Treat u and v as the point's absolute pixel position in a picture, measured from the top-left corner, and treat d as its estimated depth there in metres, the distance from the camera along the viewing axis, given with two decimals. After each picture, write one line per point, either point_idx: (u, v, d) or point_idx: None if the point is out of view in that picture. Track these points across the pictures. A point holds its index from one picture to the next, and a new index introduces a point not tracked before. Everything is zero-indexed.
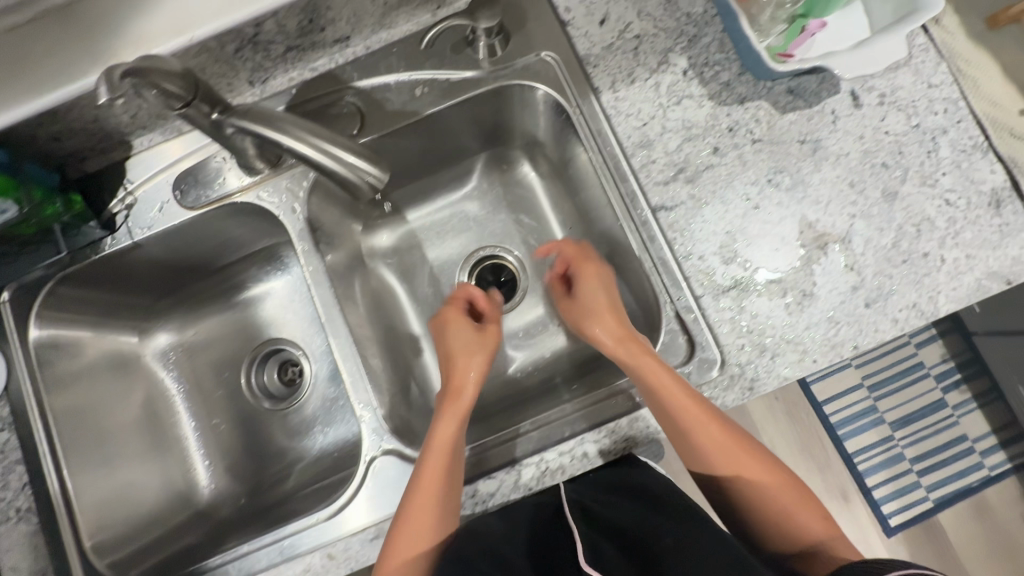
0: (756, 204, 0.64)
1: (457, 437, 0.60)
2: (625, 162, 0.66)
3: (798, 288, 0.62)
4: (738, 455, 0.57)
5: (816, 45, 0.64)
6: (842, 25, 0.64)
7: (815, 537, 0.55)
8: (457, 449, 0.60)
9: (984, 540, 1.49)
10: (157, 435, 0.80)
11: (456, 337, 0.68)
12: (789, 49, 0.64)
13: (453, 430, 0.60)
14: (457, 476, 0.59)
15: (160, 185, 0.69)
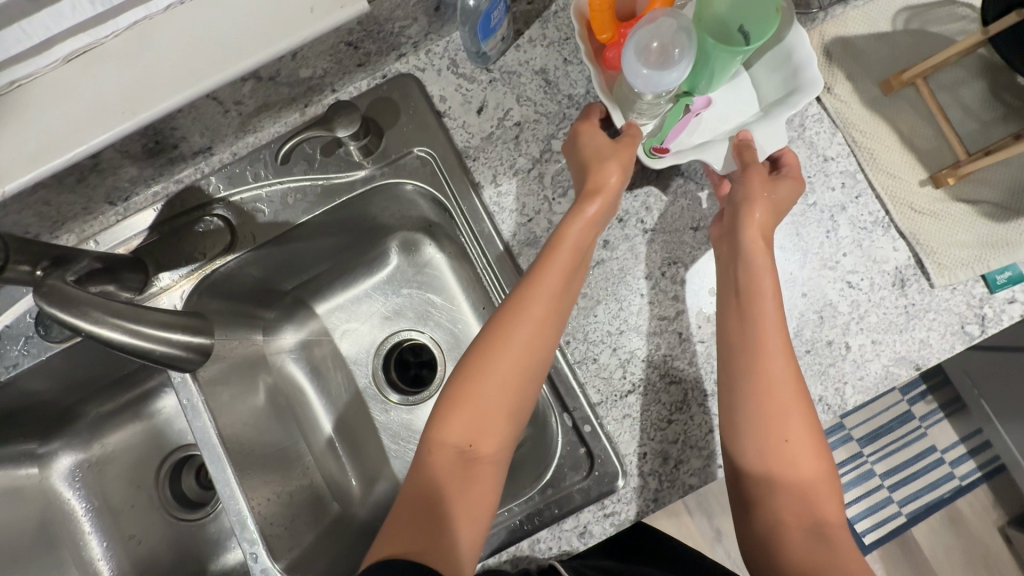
0: (651, 299, 0.61)
1: (542, 345, 0.54)
2: (512, 262, 0.62)
3: (699, 387, 0.59)
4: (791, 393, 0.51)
5: (700, 125, 0.61)
6: (729, 99, 0.61)
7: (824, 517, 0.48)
8: (531, 349, 0.54)
9: (959, 550, 1.47)
10: (60, 565, 0.76)
11: (587, 141, 0.57)
12: (667, 139, 0.60)
13: (530, 339, 0.54)
14: (527, 386, 0.53)
15: (22, 319, 0.65)
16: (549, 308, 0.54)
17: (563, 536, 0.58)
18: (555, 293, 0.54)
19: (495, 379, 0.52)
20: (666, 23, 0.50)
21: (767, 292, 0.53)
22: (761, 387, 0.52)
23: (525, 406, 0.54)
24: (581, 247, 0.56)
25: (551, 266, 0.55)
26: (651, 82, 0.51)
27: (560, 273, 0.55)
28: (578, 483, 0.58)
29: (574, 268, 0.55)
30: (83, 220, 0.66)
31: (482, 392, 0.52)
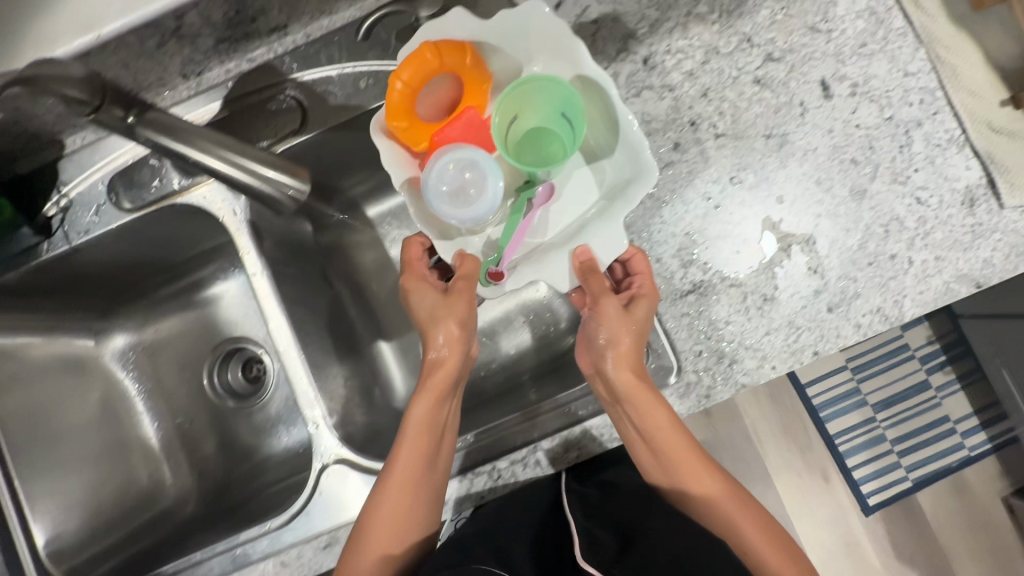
0: (717, 203, 0.61)
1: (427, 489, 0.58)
2: (581, 160, 0.63)
3: (759, 292, 0.60)
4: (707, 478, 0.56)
5: (547, 220, 0.63)
6: (571, 192, 0.63)
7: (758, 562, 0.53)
8: (423, 473, 0.58)
9: (961, 518, 1.50)
10: (117, 436, 0.79)
11: (426, 303, 0.62)
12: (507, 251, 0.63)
13: (419, 442, 0.58)
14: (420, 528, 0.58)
15: (95, 187, 0.66)
16: (425, 467, 0.58)
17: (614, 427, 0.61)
18: (424, 467, 0.58)
19: (388, 528, 0.57)
20: (446, 167, 0.57)
21: (652, 417, 0.55)
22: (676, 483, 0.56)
23: (433, 493, 0.59)
24: (450, 369, 0.60)
25: (418, 433, 0.59)
26: (457, 217, 0.59)
27: (420, 428, 0.59)
28: None
29: (433, 434, 0.59)
30: (157, 94, 0.67)
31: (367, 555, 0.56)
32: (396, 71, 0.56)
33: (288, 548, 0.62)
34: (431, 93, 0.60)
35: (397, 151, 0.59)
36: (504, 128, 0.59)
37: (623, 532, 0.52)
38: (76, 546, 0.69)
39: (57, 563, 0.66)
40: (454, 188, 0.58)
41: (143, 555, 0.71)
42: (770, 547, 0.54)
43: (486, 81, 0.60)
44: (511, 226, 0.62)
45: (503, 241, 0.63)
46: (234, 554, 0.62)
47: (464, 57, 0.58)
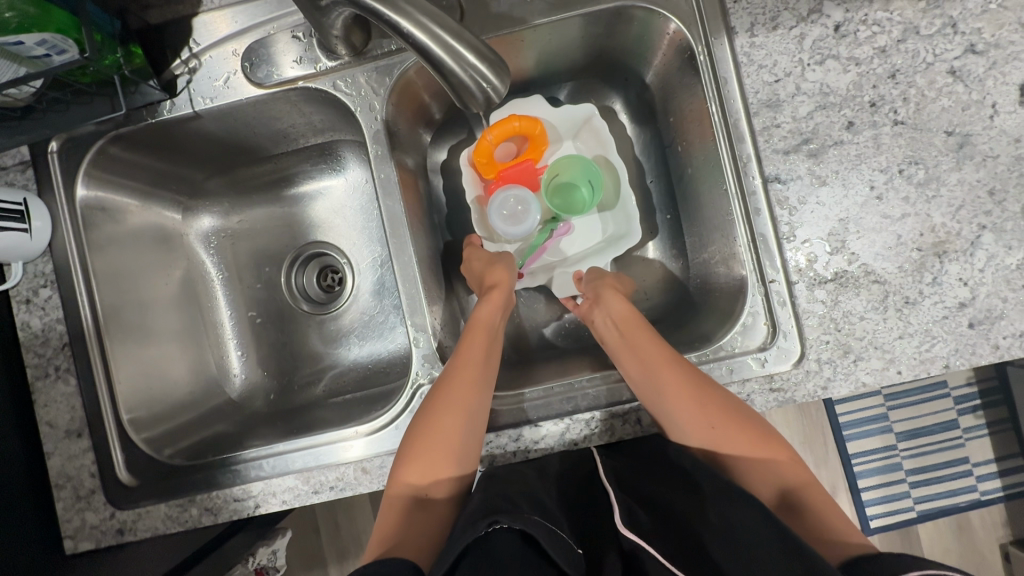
0: (879, 194, 0.58)
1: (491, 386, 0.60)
2: (746, 121, 0.59)
3: (902, 294, 0.58)
4: (696, 383, 0.56)
5: (560, 248, 0.77)
6: (584, 230, 0.77)
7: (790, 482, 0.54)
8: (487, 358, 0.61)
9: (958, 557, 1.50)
10: (194, 315, 0.77)
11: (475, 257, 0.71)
12: (527, 263, 0.76)
13: (487, 326, 0.64)
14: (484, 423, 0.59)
15: (228, 55, 0.63)
16: (485, 361, 0.61)
17: None
18: (484, 362, 0.60)
19: (446, 409, 0.57)
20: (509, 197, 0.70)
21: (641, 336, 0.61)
22: (666, 391, 0.56)
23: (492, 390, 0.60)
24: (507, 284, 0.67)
25: (476, 333, 0.63)
26: (505, 232, 0.71)
27: (480, 331, 0.63)
28: (754, 350, 0.60)
29: (491, 337, 0.63)
30: None
31: (431, 441, 0.56)
32: (488, 128, 0.70)
33: (372, 457, 0.61)
34: (505, 145, 0.73)
35: (472, 175, 0.74)
36: (546, 178, 0.74)
37: (665, 517, 0.49)
38: (153, 417, 0.68)
39: (135, 429, 0.66)
40: (510, 213, 0.70)
41: (212, 437, 0.70)
42: (775, 452, 0.55)
43: (546, 143, 0.74)
44: (534, 246, 0.75)
45: (525, 253, 0.76)
46: (317, 453, 0.62)
47: (539, 125, 0.72)
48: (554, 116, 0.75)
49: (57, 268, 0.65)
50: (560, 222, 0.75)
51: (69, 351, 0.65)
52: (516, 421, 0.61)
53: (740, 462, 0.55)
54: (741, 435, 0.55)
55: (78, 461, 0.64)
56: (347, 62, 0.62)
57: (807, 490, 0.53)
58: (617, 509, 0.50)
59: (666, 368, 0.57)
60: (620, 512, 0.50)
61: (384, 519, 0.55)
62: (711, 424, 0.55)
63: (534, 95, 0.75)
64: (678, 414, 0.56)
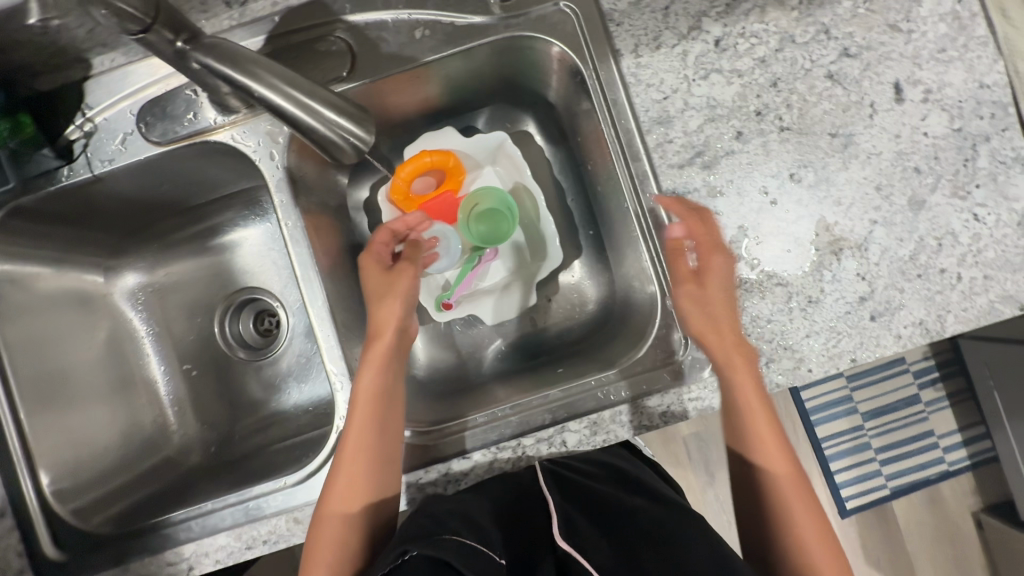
0: (773, 199, 0.60)
1: (386, 454, 0.57)
2: (639, 139, 0.60)
3: (805, 293, 0.59)
4: (762, 425, 0.54)
5: (489, 273, 0.78)
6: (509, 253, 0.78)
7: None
8: (377, 409, 0.58)
9: (935, 531, 1.51)
10: (124, 375, 0.76)
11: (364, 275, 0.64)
12: (454, 294, 0.76)
13: (373, 387, 0.58)
14: (383, 487, 0.57)
15: (123, 115, 0.63)
16: (377, 431, 0.57)
17: (605, 426, 0.60)
18: (375, 432, 0.57)
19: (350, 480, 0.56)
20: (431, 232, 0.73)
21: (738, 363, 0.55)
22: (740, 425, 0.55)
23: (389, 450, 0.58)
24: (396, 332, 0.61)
25: (361, 400, 0.58)
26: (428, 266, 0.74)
27: (366, 398, 0.58)
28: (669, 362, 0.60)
29: (383, 406, 0.58)
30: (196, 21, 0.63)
31: (323, 531, 0.54)
32: (400, 165, 0.72)
33: (303, 506, 0.61)
34: (421, 180, 0.74)
35: (392, 212, 0.75)
36: (468, 208, 0.75)
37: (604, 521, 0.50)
38: (80, 487, 0.66)
39: (61, 502, 0.64)
40: (432, 249, 0.73)
41: (144, 500, 0.69)
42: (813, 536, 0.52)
43: (464, 172, 0.76)
44: (461, 275, 0.76)
45: (454, 283, 0.76)
46: (248, 507, 0.61)
47: (452, 157, 0.74)
48: (466, 145, 0.76)
49: None
50: (485, 248, 0.76)
51: None
52: (445, 454, 0.61)
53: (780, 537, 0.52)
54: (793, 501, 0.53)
55: (2, 543, 0.62)
56: (243, 113, 0.62)
57: None
58: (555, 519, 0.51)
59: (751, 409, 0.54)
60: (557, 520, 0.51)
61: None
62: (765, 465, 0.54)
63: (446, 127, 0.76)
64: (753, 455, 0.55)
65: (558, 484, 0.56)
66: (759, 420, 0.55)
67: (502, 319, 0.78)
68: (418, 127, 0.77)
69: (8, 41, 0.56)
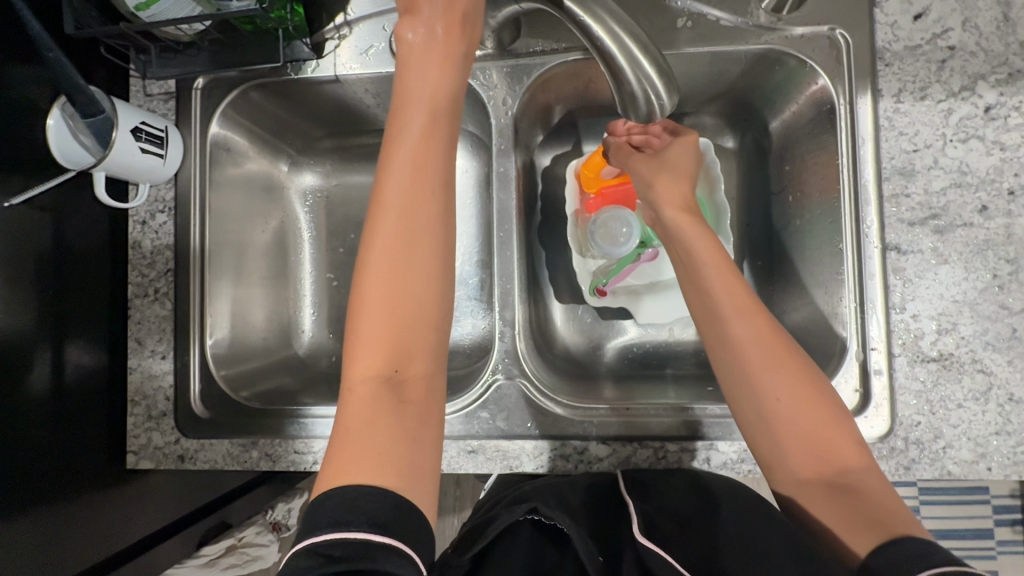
0: (1000, 284, 0.57)
1: (418, 296, 0.47)
2: (874, 184, 0.58)
3: (1007, 389, 0.56)
4: (749, 308, 0.52)
5: (647, 273, 0.76)
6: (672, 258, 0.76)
7: (836, 467, 0.48)
8: (423, 155, 0.50)
9: None
10: (280, 266, 0.80)
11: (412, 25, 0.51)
12: (610, 282, 0.75)
13: (429, 120, 0.51)
14: (435, 250, 0.49)
15: (379, 28, 0.65)
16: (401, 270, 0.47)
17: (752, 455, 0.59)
18: (433, 212, 0.49)
19: (388, 253, 0.48)
20: (612, 217, 0.72)
21: (746, 305, 0.52)
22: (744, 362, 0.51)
23: (440, 203, 0.49)
24: (444, 83, 0.52)
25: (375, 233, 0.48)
26: (598, 249, 0.73)
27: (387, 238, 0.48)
28: None
29: (432, 140, 0.50)
30: None
31: (364, 321, 0.47)
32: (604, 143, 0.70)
33: None
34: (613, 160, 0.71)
35: (573, 188, 0.76)
36: None
37: (687, 523, 0.49)
38: (231, 355, 0.70)
39: (216, 363, 0.68)
40: (609, 232, 0.72)
41: (277, 388, 0.72)
42: (822, 424, 0.49)
43: None
44: (619, 266, 0.74)
45: (611, 272, 0.74)
46: None
47: None
48: None
49: (177, 197, 0.68)
50: (649, 246, 0.75)
51: (171, 276, 0.68)
52: (585, 434, 0.61)
53: (789, 439, 0.49)
54: (806, 404, 0.49)
55: (157, 382, 0.67)
56: (490, 54, 0.64)
57: (860, 475, 0.47)
58: (636, 515, 0.50)
59: (738, 300, 0.52)
60: (637, 517, 0.50)
61: (348, 416, 0.44)
62: (768, 386, 0.50)
63: None
64: (744, 367, 0.51)
65: (635, 485, 0.54)
66: (765, 337, 0.51)
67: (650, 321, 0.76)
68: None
69: None
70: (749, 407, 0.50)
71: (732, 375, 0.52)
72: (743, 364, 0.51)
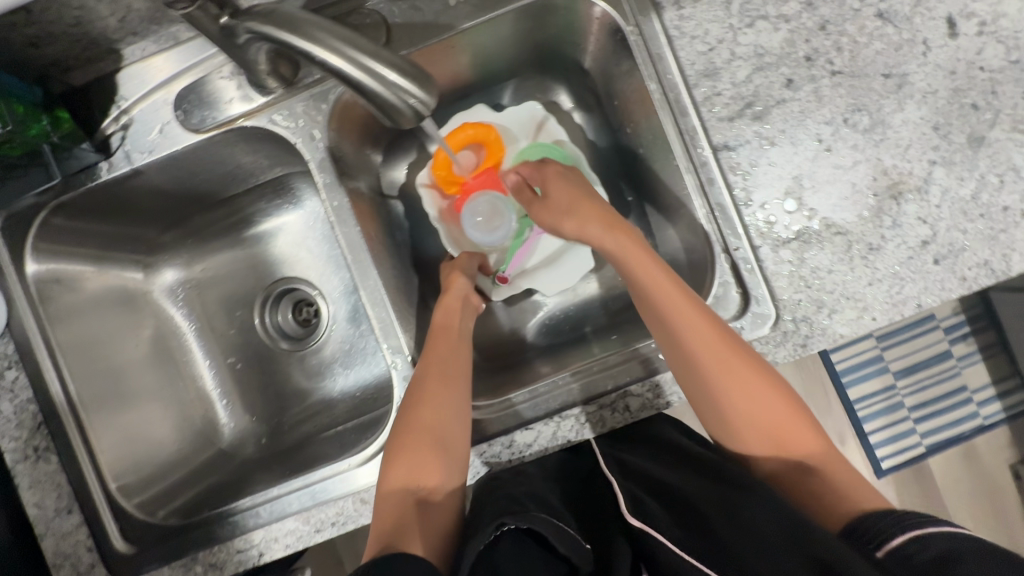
0: (827, 146, 0.58)
1: (433, 424, 0.55)
2: (687, 94, 0.59)
3: (865, 241, 0.58)
4: (701, 324, 0.53)
5: (541, 246, 0.77)
6: None
7: (809, 467, 0.52)
8: (447, 337, 0.62)
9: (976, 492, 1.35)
10: (170, 372, 0.76)
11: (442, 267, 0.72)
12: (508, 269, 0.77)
13: (454, 318, 0.64)
14: (461, 391, 0.58)
15: (158, 105, 0.62)
16: (446, 399, 0.56)
17: (662, 389, 0.59)
18: (454, 358, 0.60)
19: (427, 398, 0.56)
20: (481, 203, 0.74)
21: (691, 313, 0.54)
22: (706, 377, 0.53)
23: (462, 375, 0.59)
24: (464, 280, 0.69)
25: (435, 369, 0.58)
26: (483, 241, 0.74)
27: (442, 370, 0.58)
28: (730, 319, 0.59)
29: (455, 331, 0.63)
30: None
31: (405, 443, 0.55)
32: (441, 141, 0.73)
33: (368, 486, 0.61)
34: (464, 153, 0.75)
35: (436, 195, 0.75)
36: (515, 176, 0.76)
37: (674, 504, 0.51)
38: (142, 482, 0.67)
39: (125, 497, 0.65)
40: (483, 218, 0.74)
41: (206, 492, 0.69)
42: (794, 421, 0.53)
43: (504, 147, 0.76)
44: (514, 246, 0.76)
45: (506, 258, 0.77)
46: (313, 490, 0.62)
47: (492, 130, 0.75)
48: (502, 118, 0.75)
49: (19, 347, 0.64)
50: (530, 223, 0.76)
51: (45, 429, 0.64)
52: (506, 427, 0.61)
53: (774, 447, 0.53)
54: (784, 414, 0.53)
55: (72, 539, 0.62)
56: (280, 94, 0.61)
57: (827, 468, 0.51)
58: (622, 497, 0.53)
59: (680, 308, 0.54)
60: (626, 499, 0.53)
61: (384, 516, 0.52)
62: (739, 400, 0.53)
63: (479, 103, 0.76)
64: (712, 388, 0.53)
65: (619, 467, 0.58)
66: (720, 352, 0.53)
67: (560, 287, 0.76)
68: (449, 101, 0.76)
69: (44, 33, 0.55)
70: (720, 421, 0.54)
71: (697, 392, 0.54)
72: (702, 380, 0.53)
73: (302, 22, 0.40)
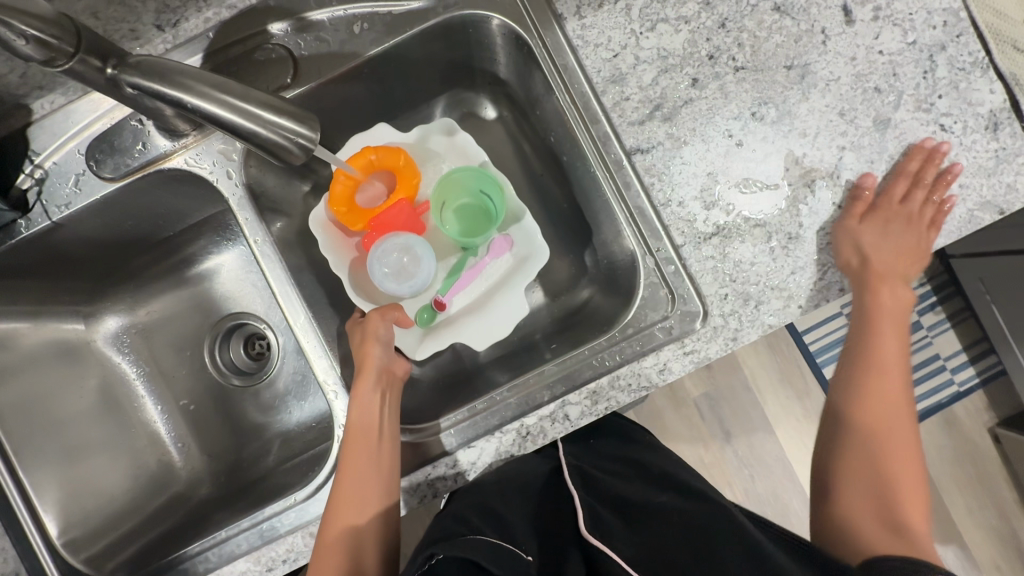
0: (738, 141, 0.59)
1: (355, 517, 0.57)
2: (596, 102, 0.60)
3: (784, 231, 0.58)
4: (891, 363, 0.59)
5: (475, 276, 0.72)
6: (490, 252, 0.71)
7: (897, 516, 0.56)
8: (369, 434, 0.58)
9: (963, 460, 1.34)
10: (118, 420, 0.75)
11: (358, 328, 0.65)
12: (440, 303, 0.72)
13: (374, 408, 0.60)
14: (381, 483, 0.57)
15: (71, 156, 0.61)
16: (365, 494, 0.57)
17: (599, 396, 0.60)
18: (373, 453, 0.58)
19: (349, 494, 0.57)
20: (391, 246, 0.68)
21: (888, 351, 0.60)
22: (880, 404, 0.59)
23: (382, 470, 0.57)
24: (383, 354, 0.63)
25: (356, 468, 0.57)
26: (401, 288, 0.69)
27: (355, 475, 0.57)
28: (659, 319, 0.60)
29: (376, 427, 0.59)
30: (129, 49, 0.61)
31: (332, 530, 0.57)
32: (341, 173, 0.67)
33: (317, 519, 0.61)
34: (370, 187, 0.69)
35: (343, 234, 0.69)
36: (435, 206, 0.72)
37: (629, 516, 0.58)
38: (91, 535, 0.66)
39: (74, 552, 0.64)
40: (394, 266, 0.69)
41: (160, 539, 0.68)
42: (894, 469, 0.58)
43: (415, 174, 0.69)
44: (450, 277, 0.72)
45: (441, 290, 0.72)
46: (261, 529, 0.61)
47: (399, 155, 0.68)
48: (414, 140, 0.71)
49: None
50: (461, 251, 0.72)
51: None
52: (449, 446, 0.60)
53: (865, 485, 0.58)
54: (902, 457, 0.58)
55: None
56: (194, 136, 0.62)
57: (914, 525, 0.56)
58: (581, 515, 0.58)
59: (881, 347, 0.60)
60: (584, 516, 0.58)
61: None
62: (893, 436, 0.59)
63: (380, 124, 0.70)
64: (874, 411, 0.59)
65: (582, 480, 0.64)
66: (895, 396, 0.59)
67: (493, 341, 0.68)
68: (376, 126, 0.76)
69: None
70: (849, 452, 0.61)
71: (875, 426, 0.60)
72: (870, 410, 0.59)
73: (182, 75, 0.42)
